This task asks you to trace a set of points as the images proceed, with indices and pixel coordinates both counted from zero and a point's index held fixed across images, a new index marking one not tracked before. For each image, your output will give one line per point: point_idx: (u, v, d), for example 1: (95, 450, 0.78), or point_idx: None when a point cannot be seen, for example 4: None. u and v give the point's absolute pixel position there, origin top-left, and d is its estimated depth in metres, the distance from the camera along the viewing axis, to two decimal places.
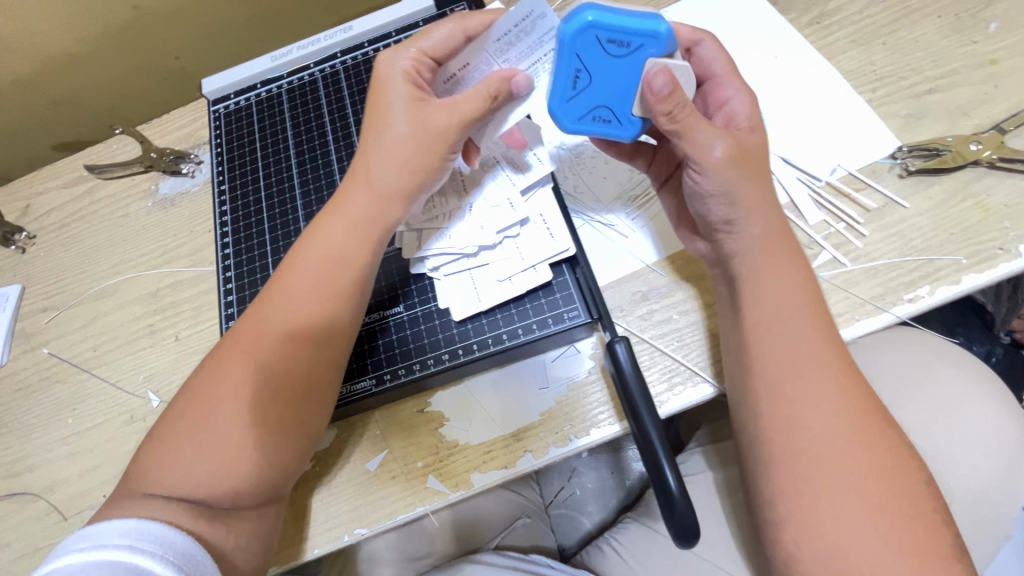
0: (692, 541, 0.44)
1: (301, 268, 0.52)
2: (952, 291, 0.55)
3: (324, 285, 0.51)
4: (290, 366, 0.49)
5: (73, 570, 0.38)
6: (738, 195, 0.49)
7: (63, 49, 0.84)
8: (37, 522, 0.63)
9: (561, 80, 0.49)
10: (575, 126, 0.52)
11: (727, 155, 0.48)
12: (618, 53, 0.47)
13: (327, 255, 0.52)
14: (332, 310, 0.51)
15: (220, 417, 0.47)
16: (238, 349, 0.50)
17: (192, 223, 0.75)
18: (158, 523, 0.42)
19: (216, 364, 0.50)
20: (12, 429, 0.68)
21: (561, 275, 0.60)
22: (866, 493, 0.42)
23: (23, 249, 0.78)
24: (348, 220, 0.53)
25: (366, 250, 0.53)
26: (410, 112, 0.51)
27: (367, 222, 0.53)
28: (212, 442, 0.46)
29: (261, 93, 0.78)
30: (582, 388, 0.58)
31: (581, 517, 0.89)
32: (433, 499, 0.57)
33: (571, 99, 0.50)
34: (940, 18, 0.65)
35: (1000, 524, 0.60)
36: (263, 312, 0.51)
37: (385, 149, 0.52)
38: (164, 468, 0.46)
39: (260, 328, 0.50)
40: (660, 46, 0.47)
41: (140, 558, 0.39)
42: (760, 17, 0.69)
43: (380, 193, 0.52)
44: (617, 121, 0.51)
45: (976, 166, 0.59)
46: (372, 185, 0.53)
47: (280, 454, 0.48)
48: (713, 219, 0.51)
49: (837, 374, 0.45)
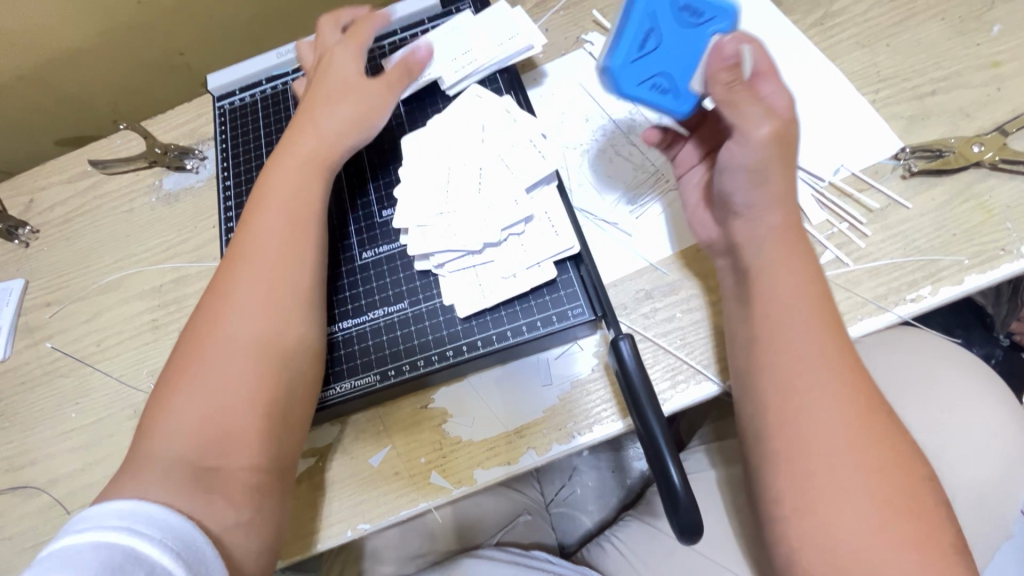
0: (695, 538, 0.44)
1: (265, 213, 0.56)
2: (954, 292, 0.55)
3: (290, 221, 0.56)
4: (264, 292, 0.52)
5: (72, 553, 0.37)
6: (768, 175, 0.49)
7: (67, 44, 0.84)
8: (40, 516, 0.63)
9: (630, 41, 0.51)
10: (634, 90, 0.52)
11: (774, 134, 0.48)
12: (691, 22, 0.52)
13: (284, 194, 0.57)
14: (297, 241, 0.55)
15: (221, 360, 0.49)
16: (215, 295, 0.52)
17: (196, 218, 0.75)
18: (157, 505, 0.41)
19: (197, 317, 0.52)
20: (15, 423, 0.69)
21: (565, 273, 0.60)
22: (866, 489, 0.42)
23: (26, 243, 0.78)
24: (296, 165, 0.58)
25: (315, 182, 0.58)
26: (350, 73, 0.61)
27: (314, 159, 0.59)
28: (218, 395, 0.47)
29: (266, 90, 0.78)
30: (585, 385, 0.58)
31: (582, 515, 0.90)
32: (436, 495, 0.57)
33: (634, 62, 0.52)
34: (943, 20, 0.66)
35: (999, 524, 0.60)
36: (229, 266, 0.54)
37: (319, 103, 0.60)
38: (164, 428, 0.46)
39: (231, 275, 0.53)
40: (729, 21, 0.52)
41: (138, 542, 0.38)
42: (762, 18, 0.70)
43: (327, 138, 0.60)
44: (674, 92, 0.53)
45: (979, 168, 0.59)
46: (320, 132, 0.60)
47: (272, 381, 0.49)
48: (736, 199, 0.51)
49: (832, 369, 0.45)
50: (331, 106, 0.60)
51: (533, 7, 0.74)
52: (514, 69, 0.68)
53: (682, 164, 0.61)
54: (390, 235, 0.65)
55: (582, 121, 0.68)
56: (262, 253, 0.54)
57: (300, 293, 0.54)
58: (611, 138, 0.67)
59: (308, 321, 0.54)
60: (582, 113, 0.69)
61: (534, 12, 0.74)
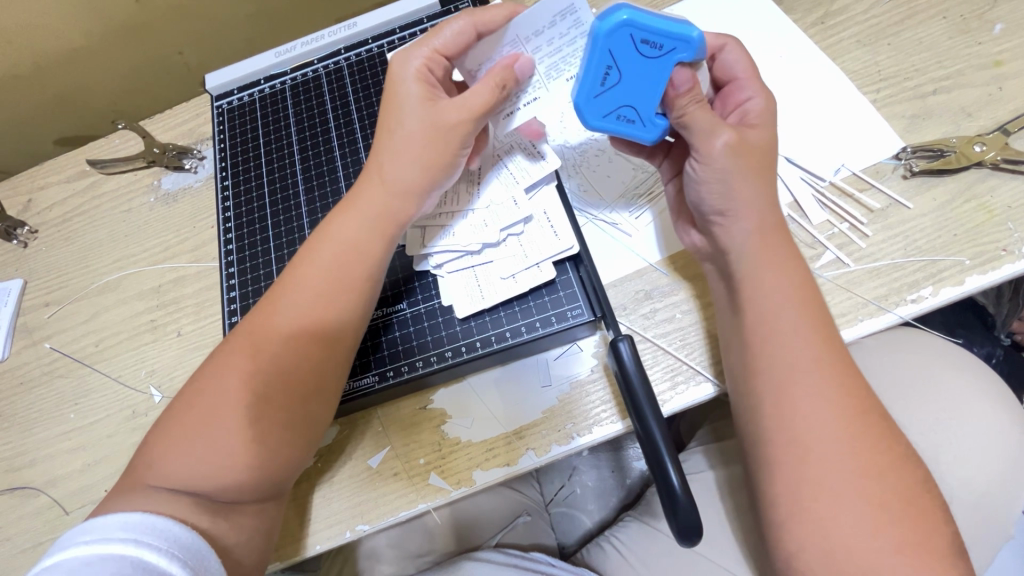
0: (694, 540, 0.44)
1: (314, 267, 0.52)
2: (954, 293, 0.55)
3: (339, 283, 0.52)
4: (302, 368, 0.49)
5: (78, 565, 0.38)
6: (733, 186, 0.49)
7: (65, 44, 0.83)
8: (39, 516, 0.63)
9: (590, 76, 0.48)
10: (598, 124, 0.51)
11: (730, 145, 0.48)
12: (653, 54, 0.47)
13: (341, 250, 0.52)
14: (346, 308, 0.51)
15: (225, 414, 0.46)
16: (245, 342, 0.50)
17: (194, 218, 0.75)
18: (157, 517, 0.42)
19: (223, 352, 0.50)
20: (14, 423, 0.69)
21: (564, 273, 0.60)
22: (868, 493, 0.42)
23: (25, 243, 0.78)
24: (361, 218, 0.53)
25: (375, 244, 0.53)
26: (422, 110, 0.52)
27: (380, 216, 0.53)
28: (212, 442, 0.46)
29: (264, 90, 0.78)
30: (584, 386, 0.58)
31: (582, 515, 0.90)
32: (436, 496, 0.57)
33: (596, 97, 0.49)
34: (945, 19, 0.65)
35: (999, 526, 0.60)
36: (269, 307, 0.51)
37: (394, 150, 0.53)
38: (172, 462, 0.46)
39: (269, 325, 0.50)
40: (694, 49, 0.46)
41: (144, 552, 0.39)
42: (761, 17, 0.69)
43: (392, 192, 0.53)
44: (641, 122, 0.51)
45: (980, 168, 0.59)
46: (386, 185, 0.53)
47: (271, 454, 0.47)
48: (706, 209, 0.52)
49: (834, 373, 0.45)
50: (400, 151, 0.53)
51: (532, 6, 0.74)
52: None
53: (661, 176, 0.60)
54: None
55: (581, 120, 0.68)
56: (304, 313, 0.50)
57: (324, 365, 0.50)
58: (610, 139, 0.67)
59: (325, 398, 0.51)
60: None
61: None
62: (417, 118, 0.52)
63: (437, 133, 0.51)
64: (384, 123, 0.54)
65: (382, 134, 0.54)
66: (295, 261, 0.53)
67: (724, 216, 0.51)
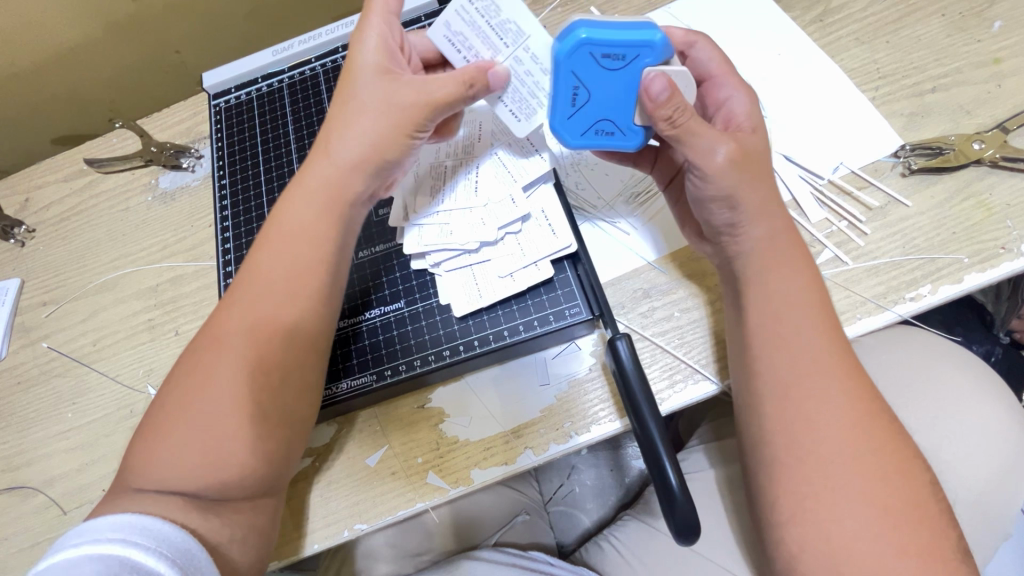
0: (692, 539, 0.43)
1: (273, 254, 0.51)
2: (953, 291, 0.55)
3: (296, 267, 0.50)
4: (271, 357, 0.49)
5: (66, 566, 0.38)
6: (740, 199, 0.48)
7: (63, 42, 0.83)
8: (37, 516, 0.63)
9: (561, 97, 0.50)
10: (579, 141, 0.53)
11: (731, 158, 0.48)
12: (617, 65, 0.47)
13: (301, 235, 0.51)
14: (307, 293, 0.50)
15: (215, 414, 0.46)
16: (215, 335, 0.49)
17: (192, 217, 0.75)
18: (146, 516, 0.42)
19: (193, 350, 0.50)
20: (12, 422, 0.68)
21: (562, 272, 0.60)
22: (867, 491, 0.42)
23: (22, 242, 0.78)
24: (320, 202, 0.51)
25: (338, 229, 0.52)
26: (381, 85, 0.51)
27: (344, 200, 0.52)
28: (204, 442, 0.46)
29: (262, 88, 0.78)
30: (583, 385, 0.58)
31: (580, 514, 0.90)
32: (434, 495, 0.57)
33: (572, 116, 0.51)
34: (944, 16, 0.65)
35: (998, 524, 0.60)
36: (236, 298, 0.50)
37: (352, 128, 0.51)
38: (153, 460, 0.46)
39: (231, 316, 0.49)
40: (657, 53, 0.47)
41: (132, 551, 0.39)
42: (759, 14, 0.69)
43: (346, 171, 0.51)
44: (619, 132, 0.52)
45: (979, 166, 0.59)
46: (336, 161, 0.51)
47: (260, 452, 0.47)
48: (718, 223, 0.51)
49: (833, 371, 0.45)
50: (354, 127, 0.51)
51: (531, 4, 0.74)
52: None
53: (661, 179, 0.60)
54: (387, 234, 0.65)
55: None
56: (263, 301, 0.49)
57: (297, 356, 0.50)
58: None
59: (299, 388, 0.51)
60: None
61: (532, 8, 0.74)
62: (374, 94, 0.51)
63: (394, 110, 0.50)
64: (340, 96, 0.53)
65: (337, 109, 0.52)
66: (254, 250, 0.52)
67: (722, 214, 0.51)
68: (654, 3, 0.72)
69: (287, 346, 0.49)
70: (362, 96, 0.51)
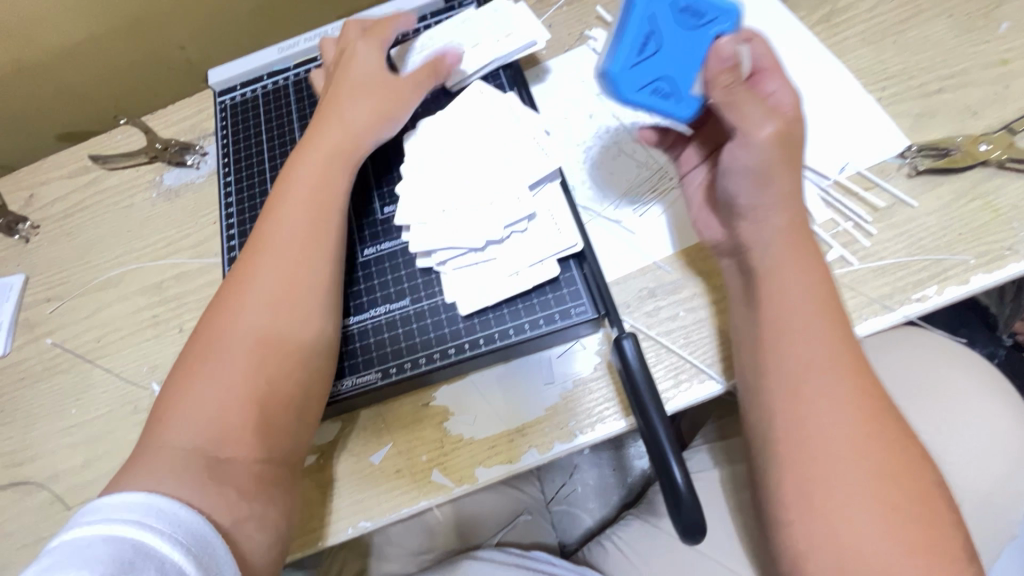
0: (698, 538, 0.43)
1: (286, 207, 0.56)
2: (960, 291, 0.55)
3: (302, 236, 0.55)
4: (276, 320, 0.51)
5: (82, 547, 0.37)
6: (775, 177, 0.49)
7: (68, 40, 0.83)
8: (40, 511, 0.63)
9: (630, 41, 0.49)
10: (633, 96, 0.50)
11: (778, 135, 0.48)
12: (692, 24, 0.50)
13: (298, 207, 0.56)
14: (304, 257, 0.54)
15: (216, 377, 0.48)
16: (221, 312, 0.52)
17: (197, 214, 0.75)
18: (164, 499, 0.41)
19: (198, 335, 0.52)
20: (15, 418, 0.68)
21: (568, 271, 0.59)
22: (874, 492, 0.42)
23: (27, 238, 0.78)
24: (313, 175, 0.58)
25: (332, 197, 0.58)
26: (371, 72, 0.63)
27: (330, 169, 0.59)
28: (205, 413, 0.47)
29: (267, 85, 0.78)
30: (588, 384, 0.58)
31: (582, 513, 0.90)
32: (438, 493, 0.57)
33: (634, 65, 0.49)
34: (951, 17, 0.65)
35: (1004, 526, 0.60)
36: (240, 278, 0.54)
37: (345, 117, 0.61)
38: (157, 453, 0.45)
39: (242, 289, 0.53)
40: (733, 22, 0.51)
41: (147, 536, 0.38)
42: (768, 14, 0.69)
43: (353, 132, 0.61)
44: (675, 97, 0.51)
45: (986, 167, 0.59)
46: (344, 125, 0.61)
47: (261, 418, 0.48)
48: (740, 202, 0.51)
49: (840, 372, 0.45)
50: (350, 118, 0.61)
51: (536, 3, 0.75)
52: (518, 65, 0.68)
53: (684, 164, 0.61)
54: (392, 232, 0.65)
55: (586, 118, 0.68)
56: (280, 249, 0.54)
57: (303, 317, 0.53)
58: (614, 135, 0.67)
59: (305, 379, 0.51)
60: (586, 110, 0.68)
61: (537, 7, 0.74)
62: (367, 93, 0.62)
63: (388, 103, 0.62)
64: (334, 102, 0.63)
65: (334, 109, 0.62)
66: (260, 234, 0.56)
67: (746, 210, 0.51)
68: None
69: (305, 282, 0.54)
70: (353, 82, 0.63)
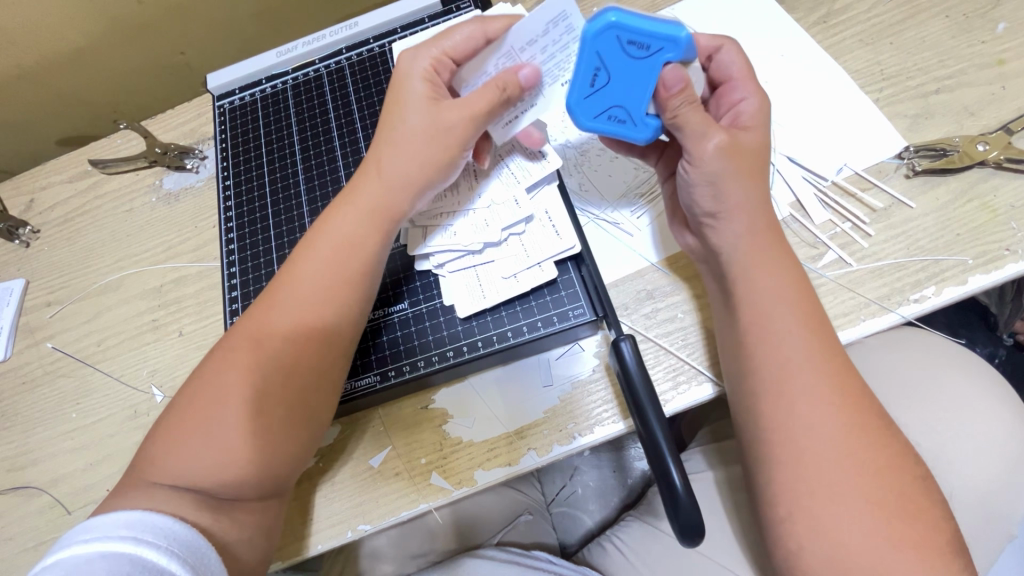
0: (695, 539, 0.43)
1: (308, 262, 0.52)
2: (958, 292, 0.55)
3: (328, 274, 0.52)
4: (297, 351, 0.50)
5: (78, 562, 0.38)
6: (727, 188, 0.49)
7: (68, 45, 0.84)
8: (41, 515, 0.63)
9: (581, 77, 0.49)
10: (590, 124, 0.51)
11: (722, 148, 0.48)
12: (641, 56, 0.47)
13: (335, 242, 0.53)
14: (335, 298, 0.51)
15: (225, 405, 0.47)
16: (242, 336, 0.50)
17: (196, 218, 0.75)
18: (157, 514, 0.42)
19: (219, 353, 0.50)
20: (15, 423, 0.69)
21: (566, 273, 0.60)
22: (870, 493, 0.42)
23: (27, 243, 0.78)
24: (358, 210, 0.53)
25: (375, 237, 0.53)
26: (426, 111, 0.52)
27: (377, 208, 0.53)
28: (216, 434, 0.46)
29: (266, 90, 0.78)
30: (586, 386, 0.58)
31: (583, 515, 0.90)
32: (437, 496, 0.57)
33: (588, 97, 0.50)
34: (948, 17, 0.65)
35: (1003, 526, 0.60)
36: (266, 305, 0.51)
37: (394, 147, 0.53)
38: (169, 453, 0.46)
39: (265, 319, 0.50)
40: (681, 51, 0.46)
41: (144, 549, 0.39)
42: (766, 16, 0.69)
43: (389, 185, 0.53)
44: (632, 122, 0.51)
45: (983, 167, 0.58)
46: (381, 176, 0.54)
47: (264, 446, 0.47)
48: (700, 210, 0.52)
49: (835, 374, 0.45)
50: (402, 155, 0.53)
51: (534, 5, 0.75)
52: None
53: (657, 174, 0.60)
54: None
55: None
56: (293, 308, 0.51)
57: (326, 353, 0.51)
58: None
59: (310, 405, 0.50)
60: None
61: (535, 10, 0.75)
62: (419, 116, 0.52)
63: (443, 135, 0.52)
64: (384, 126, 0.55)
65: (385, 131, 0.54)
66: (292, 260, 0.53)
67: (707, 218, 0.51)
68: (657, 4, 0.72)
69: (318, 351, 0.50)
70: (409, 122, 0.53)
